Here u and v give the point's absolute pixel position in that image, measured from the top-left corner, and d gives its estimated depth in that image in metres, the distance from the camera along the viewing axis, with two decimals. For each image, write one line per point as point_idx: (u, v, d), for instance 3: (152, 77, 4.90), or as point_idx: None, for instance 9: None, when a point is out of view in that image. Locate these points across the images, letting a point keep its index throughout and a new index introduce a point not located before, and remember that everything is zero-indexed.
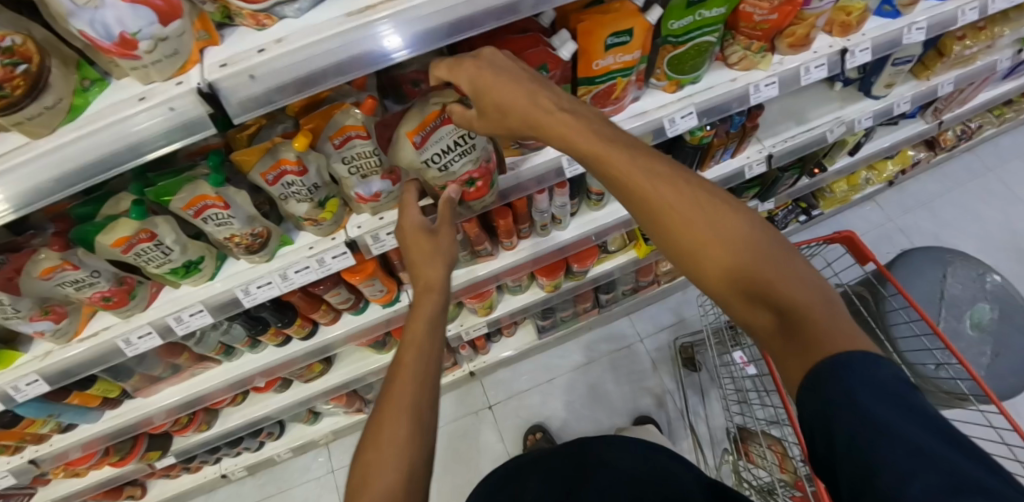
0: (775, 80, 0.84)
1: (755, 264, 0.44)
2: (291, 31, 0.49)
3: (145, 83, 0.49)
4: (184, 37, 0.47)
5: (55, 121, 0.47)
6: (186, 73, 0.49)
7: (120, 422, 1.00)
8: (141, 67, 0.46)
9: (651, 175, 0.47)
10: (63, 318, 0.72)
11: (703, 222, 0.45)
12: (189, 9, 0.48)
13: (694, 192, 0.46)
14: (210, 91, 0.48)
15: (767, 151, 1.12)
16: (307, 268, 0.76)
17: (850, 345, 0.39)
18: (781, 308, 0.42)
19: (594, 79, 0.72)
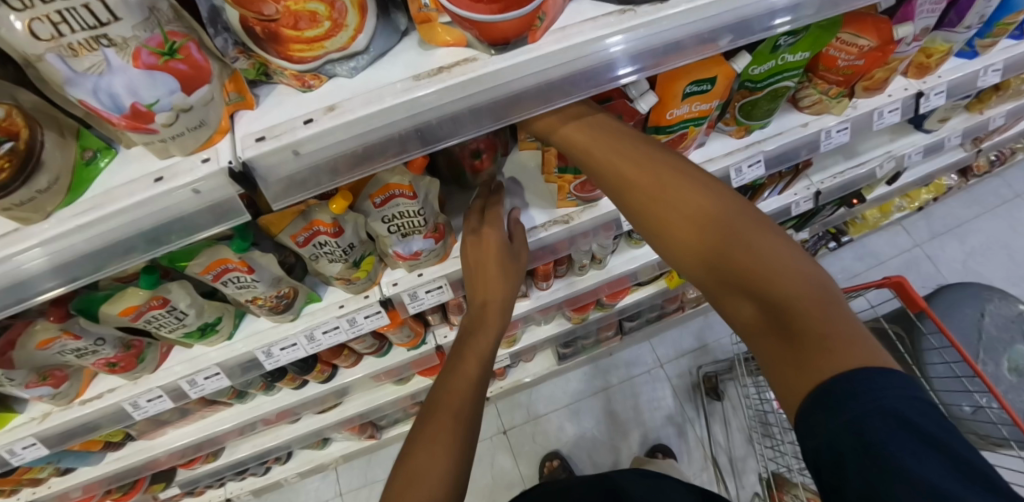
0: (847, 125, 0.77)
1: (726, 245, 0.41)
2: (345, 97, 0.41)
3: (163, 157, 0.40)
4: (213, 105, 0.38)
5: (52, 203, 0.38)
6: (213, 145, 0.41)
7: (123, 466, 0.93)
8: (158, 142, 0.38)
9: (629, 165, 0.48)
10: (63, 382, 0.64)
11: (681, 202, 0.45)
12: (221, 70, 0.39)
13: (677, 178, 0.46)
14: (244, 170, 0.39)
15: (815, 187, 1.06)
16: (336, 329, 0.69)
17: (844, 349, 0.35)
18: (759, 299, 0.38)
19: (664, 128, 0.64)
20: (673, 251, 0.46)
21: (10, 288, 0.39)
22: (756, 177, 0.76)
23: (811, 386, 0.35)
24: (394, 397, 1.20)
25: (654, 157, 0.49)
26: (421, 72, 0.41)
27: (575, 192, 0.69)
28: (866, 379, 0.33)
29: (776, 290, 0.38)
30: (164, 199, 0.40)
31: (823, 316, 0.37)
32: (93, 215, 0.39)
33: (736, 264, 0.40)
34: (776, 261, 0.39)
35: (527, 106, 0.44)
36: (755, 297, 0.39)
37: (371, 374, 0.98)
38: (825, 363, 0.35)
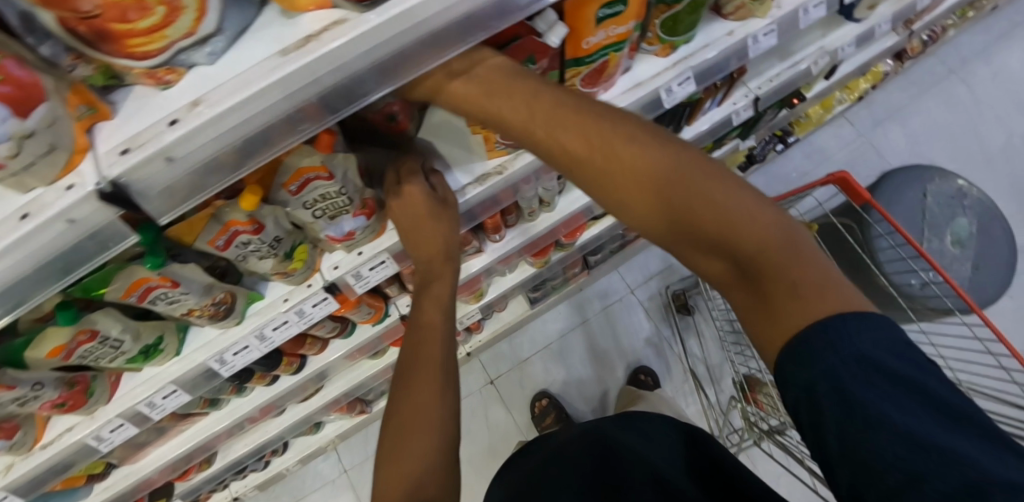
0: (774, 28, 0.74)
1: (694, 205, 0.40)
2: (210, 88, 0.37)
3: (23, 191, 0.36)
4: (59, 125, 0.34)
5: None
6: (76, 168, 0.37)
7: (113, 493, 0.93)
8: (7, 176, 0.33)
9: (583, 130, 0.43)
10: (15, 433, 0.61)
11: (636, 165, 0.41)
12: (55, 82, 0.34)
13: (624, 138, 0.42)
14: (116, 190, 0.36)
15: (753, 94, 1.05)
16: (286, 324, 0.68)
17: (820, 303, 0.37)
18: (738, 258, 0.39)
19: (583, 59, 0.62)
20: (631, 217, 0.44)
21: None
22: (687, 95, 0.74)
23: (783, 342, 0.38)
24: (375, 373, 1.21)
25: (595, 113, 0.44)
26: (287, 46, 0.37)
27: (504, 141, 0.66)
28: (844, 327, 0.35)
29: (745, 244, 0.39)
30: (39, 237, 0.36)
31: (787, 259, 0.38)
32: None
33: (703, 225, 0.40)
34: (743, 214, 0.39)
35: (418, 63, 0.42)
36: (733, 260, 0.40)
37: (345, 354, 0.98)
38: (783, 309, 0.37)
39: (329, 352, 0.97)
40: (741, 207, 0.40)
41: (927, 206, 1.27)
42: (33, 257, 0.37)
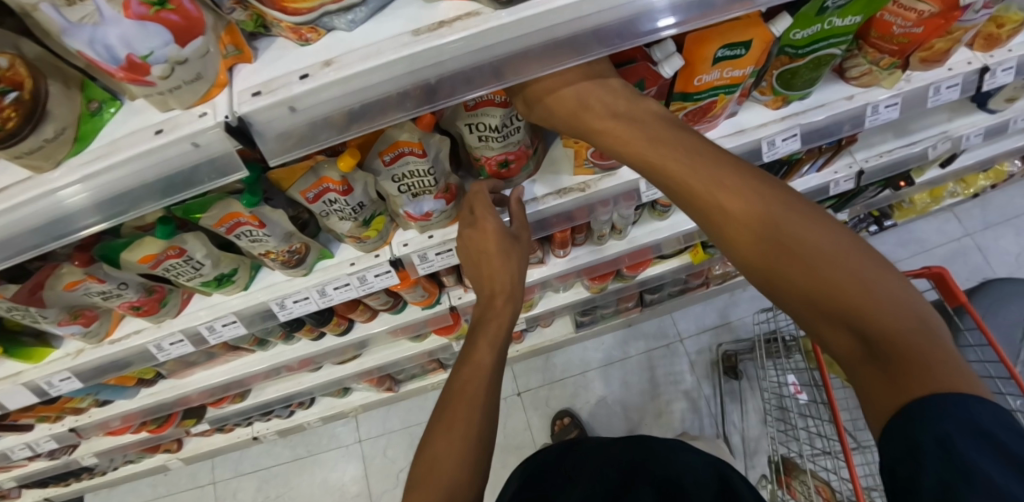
0: (853, 177, 0.98)
1: (842, 280, 0.35)
2: (342, 52, 0.39)
3: (164, 110, 0.41)
4: (209, 58, 0.38)
5: (61, 153, 0.40)
6: (210, 100, 0.41)
7: (155, 401, 1.00)
8: (157, 94, 0.38)
9: (789, 213, 0.39)
10: (93, 322, 0.69)
11: (796, 240, 0.38)
12: (215, 22, 0.39)
13: (800, 221, 0.38)
14: (240, 125, 0.40)
15: (858, 166, 0.97)
16: (347, 286, 0.70)
17: (959, 384, 0.30)
18: (868, 332, 0.34)
19: (691, 96, 0.61)
20: (732, 248, 0.42)
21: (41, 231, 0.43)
22: (789, 152, 0.72)
23: (897, 399, 0.31)
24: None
25: (805, 230, 0.38)
26: (421, 27, 0.39)
27: (593, 159, 0.64)
28: (958, 401, 0.29)
29: (880, 320, 0.33)
30: (161, 153, 0.41)
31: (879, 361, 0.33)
32: (92, 168, 0.41)
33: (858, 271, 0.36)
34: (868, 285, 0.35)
35: (534, 67, 0.42)
36: (854, 325, 0.34)
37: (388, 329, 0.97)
38: (920, 382, 0.31)
39: (376, 323, 0.97)
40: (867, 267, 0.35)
41: None
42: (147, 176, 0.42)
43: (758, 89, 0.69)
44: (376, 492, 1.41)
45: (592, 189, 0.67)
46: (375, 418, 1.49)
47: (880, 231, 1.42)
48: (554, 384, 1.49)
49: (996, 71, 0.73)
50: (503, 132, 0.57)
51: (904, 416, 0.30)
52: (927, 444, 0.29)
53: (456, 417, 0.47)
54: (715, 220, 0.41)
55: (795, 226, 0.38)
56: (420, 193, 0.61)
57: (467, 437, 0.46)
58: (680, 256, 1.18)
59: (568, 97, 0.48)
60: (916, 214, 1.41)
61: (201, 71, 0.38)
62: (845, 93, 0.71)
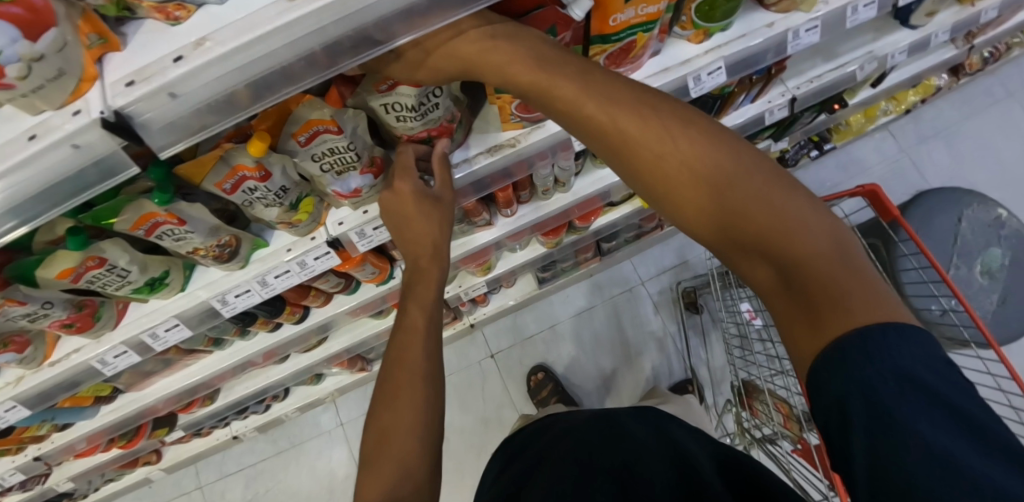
0: (786, 105, 1.00)
1: (763, 218, 0.35)
2: (219, 26, 0.37)
3: (34, 113, 0.38)
4: (70, 50, 0.36)
5: None
6: (84, 96, 0.38)
7: (117, 417, 0.97)
8: (19, 96, 0.35)
9: (708, 149, 0.37)
10: (26, 347, 0.65)
11: (720, 179, 0.36)
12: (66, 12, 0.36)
13: (720, 157, 0.37)
14: (120, 119, 0.37)
15: (790, 94, 0.99)
16: (288, 273, 0.68)
17: (876, 315, 0.32)
18: (791, 265, 0.34)
19: (609, 37, 0.60)
20: (652, 188, 0.39)
21: None
22: (716, 86, 0.72)
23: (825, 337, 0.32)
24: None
25: (725, 167, 0.37)
26: None
27: (518, 113, 0.63)
28: (884, 339, 0.31)
29: (805, 255, 0.34)
30: (43, 160, 0.38)
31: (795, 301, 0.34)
32: None
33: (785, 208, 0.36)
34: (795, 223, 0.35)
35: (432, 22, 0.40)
36: (779, 263, 0.34)
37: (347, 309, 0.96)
38: (843, 322, 0.32)
39: (331, 307, 0.96)
40: (784, 202, 0.36)
41: (960, 231, 1.21)
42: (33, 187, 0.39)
43: (679, 24, 0.69)
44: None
45: (522, 143, 0.66)
46: (354, 400, 1.50)
47: (821, 156, 1.46)
48: (526, 342, 1.52)
49: None
50: (420, 108, 0.56)
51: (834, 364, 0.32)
52: (852, 397, 0.31)
53: (401, 384, 0.49)
54: (635, 158, 0.39)
55: (717, 161, 0.37)
56: (342, 170, 0.59)
57: (415, 403, 0.48)
58: (630, 202, 1.19)
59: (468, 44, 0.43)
60: (853, 135, 1.45)
61: (64, 66, 0.35)
62: (765, 20, 0.71)
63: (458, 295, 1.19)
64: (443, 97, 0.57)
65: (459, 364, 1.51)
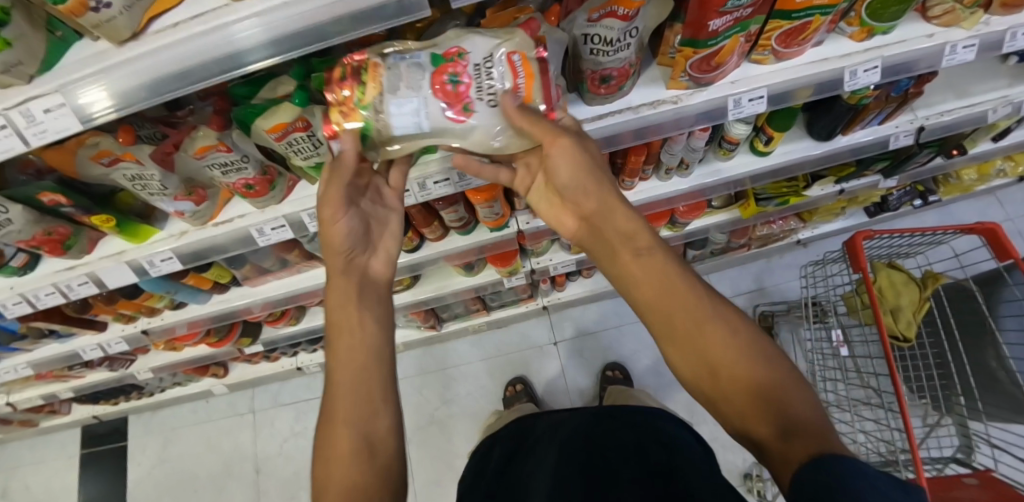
0: (913, 132, 1.00)
1: (680, 322, 0.48)
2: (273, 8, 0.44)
3: (118, 43, 0.45)
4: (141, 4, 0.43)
5: (121, 33, 0.44)
6: (156, 18, 0.45)
7: (224, 307, 1.06)
8: (107, 24, 0.42)
9: (712, 328, 0.47)
10: (203, 202, 0.73)
11: (721, 353, 0.46)
12: None
13: (718, 333, 0.46)
14: (237, 31, 0.44)
15: (919, 122, 0.99)
16: (447, 181, 0.71)
17: (694, 314, 0.47)
18: (703, 356, 0.46)
19: (789, 14, 0.63)
20: (714, 397, 0.47)
21: (155, 84, 0.47)
22: (868, 84, 0.74)
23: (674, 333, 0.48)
24: (485, 353, 1.57)
25: (711, 316, 0.47)
26: None
27: (691, 72, 0.67)
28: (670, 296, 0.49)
29: (695, 334, 0.47)
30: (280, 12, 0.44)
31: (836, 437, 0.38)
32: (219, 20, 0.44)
33: (612, 206, 0.52)
34: (724, 326, 0.47)
35: None
36: (693, 352, 0.47)
37: (461, 254, 1.03)
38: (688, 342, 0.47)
39: (444, 243, 1.01)
40: (723, 331, 0.47)
41: None
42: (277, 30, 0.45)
43: (845, 20, 0.71)
44: (410, 429, 1.52)
45: (683, 103, 0.70)
46: (414, 359, 1.59)
47: (925, 206, 1.43)
48: (587, 335, 1.54)
49: (1015, 34, 0.75)
50: (618, 43, 0.60)
51: (811, 473, 0.35)
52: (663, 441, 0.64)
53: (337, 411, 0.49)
54: (711, 367, 0.46)
55: (713, 340, 0.46)
56: None
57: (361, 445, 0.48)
58: (728, 211, 1.25)
59: (670, 324, 0.48)
60: (961, 191, 1.41)
61: None
62: (926, 31, 0.74)
63: (547, 268, 1.25)
64: (637, 36, 0.61)
65: (519, 343, 1.56)
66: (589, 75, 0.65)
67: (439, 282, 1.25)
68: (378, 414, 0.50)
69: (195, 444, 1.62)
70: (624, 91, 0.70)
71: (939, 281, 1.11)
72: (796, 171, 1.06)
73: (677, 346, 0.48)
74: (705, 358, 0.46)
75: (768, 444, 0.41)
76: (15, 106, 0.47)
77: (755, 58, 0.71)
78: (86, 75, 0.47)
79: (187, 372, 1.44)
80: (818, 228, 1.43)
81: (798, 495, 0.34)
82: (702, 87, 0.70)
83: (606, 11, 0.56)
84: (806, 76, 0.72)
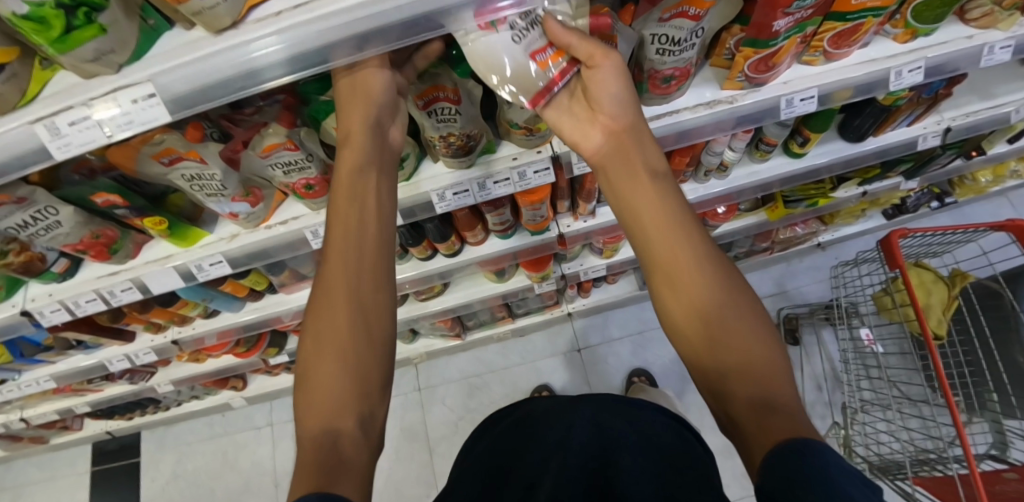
0: (940, 133, 1.02)
1: (677, 264, 0.49)
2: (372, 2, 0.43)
3: (216, 31, 0.45)
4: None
5: (219, 22, 0.44)
6: (252, 10, 0.45)
7: (258, 316, 1.04)
8: (208, 11, 0.42)
9: (702, 279, 0.48)
10: (258, 203, 0.72)
11: (702, 303, 0.47)
12: None
13: (705, 286, 0.48)
14: (332, 25, 0.44)
15: (946, 123, 1.01)
16: (507, 180, 0.72)
17: (693, 262, 0.48)
18: (690, 299, 0.48)
19: (845, 16, 0.65)
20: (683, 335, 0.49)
21: (241, 78, 0.46)
22: (912, 84, 0.76)
23: (664, 269, 0.50)
24: (509, 361, 1.55)
25: (707, 274, 0.48)
26: None
27: (747, 73, 0.69)
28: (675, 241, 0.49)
29: (685, 278, 0.48)
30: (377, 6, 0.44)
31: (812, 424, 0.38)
32: (313, 14, 0.44)
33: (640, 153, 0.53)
34: (728, 302, 0.47)
35: None
36: (678, 290, 0.49)
37: (500, 258, 1.02)
38: (677, 282, 0.49)
39: (484, 248, 1.00)
40: (714, 287, 0.48)
41: None
42: (372, 24, 0.44)
43: (890, 23, 0.73)
44: (433, 439, 1.50)
45: (738, 103, 0.72)
46: (436, 368, 1.57)
47: (941, 208, 1.45)
48: (611, 341, 1.53)
49: None
50: (684, 43, 0.62)
51: (780, 456, 0.35)
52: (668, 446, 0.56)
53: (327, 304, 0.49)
54: (689, 309, 0.48)
55: (699, 290, 0.48)
56: None
57: (344, 339, 0.48)
58: (755, 214, 1.26)
59: (662, 262, 0.50)
60: (976, 193, 1.44)
61: None
62: (965, 33, 0.76)
63: (577, 273, 1.24)
64: (702, 37, 0.63)
65: (543, 350, 1.55)
66: (651, 75, 0.66)
67: (468, 289, 1.24)
68: (378, 326, 0.50)
69: (211, 459, 1.58)
70: (680, 91, 0.71)
71: (968, 280, 1.13)
72: (829, 173, 1.07)
73: (666, 281, 0.50)
74: (685, 300, 0.48)
75: (741, 414, 0.41)
76: (104, 95, 0.47)
77: (805, 59, 0.74)
78: (167, 69, 0.46)
79: (207, 385, 1.41)
80: (839, 231, 1.44)
81: (769, 478, 0.34)
82: (755, 87, 0.72)
83: (679, 12, 0.58)
84: (854, 75, 0.74)
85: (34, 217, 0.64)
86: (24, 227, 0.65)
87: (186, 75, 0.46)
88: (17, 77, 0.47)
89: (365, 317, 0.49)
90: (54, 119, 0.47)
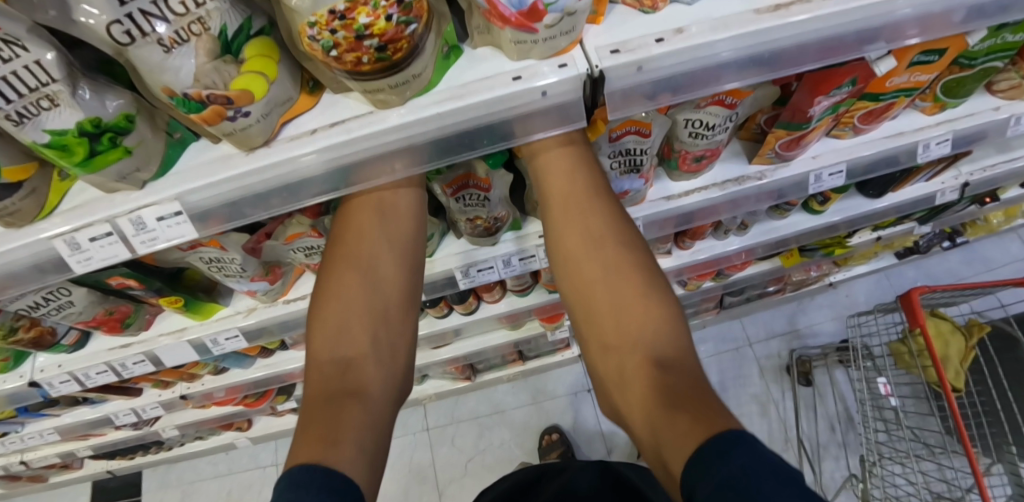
0: (958, 188, 1.01)
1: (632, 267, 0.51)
2: (411, 123, 0.42)
3: (247, 149, 0.43)
4: (271, 117, 0.41)
5: (251, 141, 0.42)
6: (285, 126, 0.43)
7: (268, 372, 1.02)
8: (241, 132, 0.40)
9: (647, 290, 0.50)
10: (277, 280, 0.70)
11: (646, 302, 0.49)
12: (429, 47, 0.39)
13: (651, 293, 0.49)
14: (369, 142, 0.42)
15: (964, 178, 1.00)
16: (533, 258, 0.71)
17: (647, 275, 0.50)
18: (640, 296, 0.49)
19: (878, 96, 0.65)
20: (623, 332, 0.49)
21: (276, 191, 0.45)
22: (940, 156, 0.75)
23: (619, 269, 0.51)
24: (519, 400, 1.54)
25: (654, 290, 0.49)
26: (446, 92, 0.42)
27: (778, 150, 0.68)
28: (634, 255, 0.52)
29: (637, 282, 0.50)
30: (416, 126, 0.42)
31: (722, 400, 0.39)
32: (351, 133, 0.42)
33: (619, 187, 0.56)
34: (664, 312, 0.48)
35: (792, 64, 0.45)
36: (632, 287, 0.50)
37: (517, 313, 1.00)
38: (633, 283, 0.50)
39: (501, 305, 0.99)
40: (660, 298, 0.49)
41: None
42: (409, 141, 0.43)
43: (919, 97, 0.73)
44: (442, 481, 1.47)
45: (768, 178, 0.71)
46: (444, 407, 1.55)
47: (952, 247, 1.45)
48: None
49: None
50: (718, 128, 0.61)
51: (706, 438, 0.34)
52: None
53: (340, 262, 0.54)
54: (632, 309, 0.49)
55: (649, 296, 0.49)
56: (626, 171, 0.65)
57: (350, 288, 0.53)
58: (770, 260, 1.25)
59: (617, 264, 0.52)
60: (987, 232, 1.44)
61: (419, 72, 0.39)
62: (992, 104, 0.75)
63: None
64: (736, 121, 0.62)
65: (553, 389, 1.53)
66: (683, 156, 0.65)
67: (480, 338, 1.22)
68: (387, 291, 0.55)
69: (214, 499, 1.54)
70: (710, 167, 0.70)
71: (984, 330, 1.13)
72: (847, 226, 1.06)
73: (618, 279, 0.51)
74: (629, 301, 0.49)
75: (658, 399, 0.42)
76: (128, 213, 0.44)
77: (834, 133, 0.73)
78: (197, 185, 0.44)
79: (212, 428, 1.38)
80: (850, 271, 1.44)
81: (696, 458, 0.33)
82: (785, 162, 0.71)
83: (715, 101, 0.57)
84: (883, 148, 0.72)
85: (45, 298, 0.63)
86: (35, 308, 0.63)
87: (218, 192, 0.44)
88: (36, 192, 0.44)
89: (371, 286, 0.54)
90: (74, 235, 0.45)
